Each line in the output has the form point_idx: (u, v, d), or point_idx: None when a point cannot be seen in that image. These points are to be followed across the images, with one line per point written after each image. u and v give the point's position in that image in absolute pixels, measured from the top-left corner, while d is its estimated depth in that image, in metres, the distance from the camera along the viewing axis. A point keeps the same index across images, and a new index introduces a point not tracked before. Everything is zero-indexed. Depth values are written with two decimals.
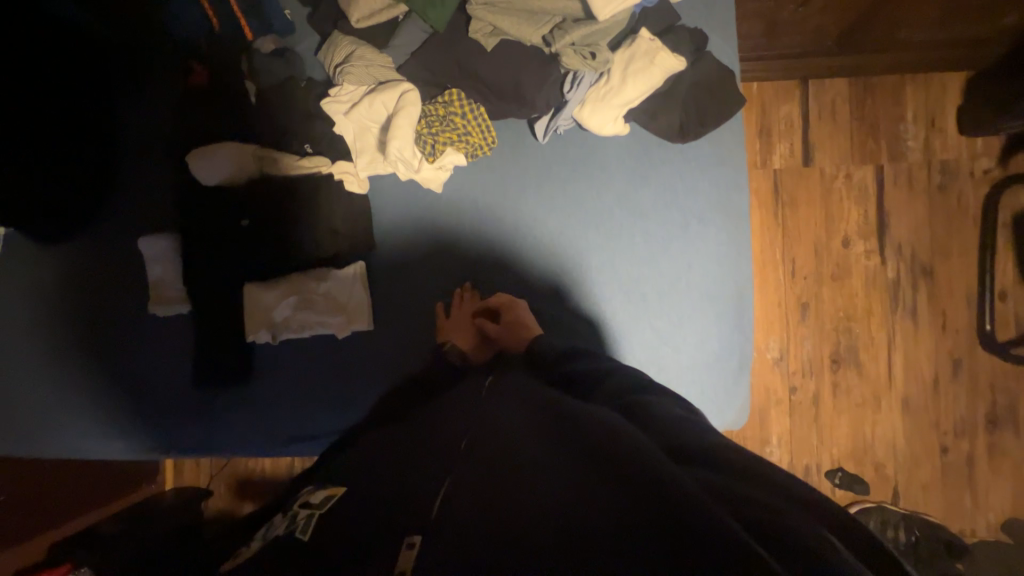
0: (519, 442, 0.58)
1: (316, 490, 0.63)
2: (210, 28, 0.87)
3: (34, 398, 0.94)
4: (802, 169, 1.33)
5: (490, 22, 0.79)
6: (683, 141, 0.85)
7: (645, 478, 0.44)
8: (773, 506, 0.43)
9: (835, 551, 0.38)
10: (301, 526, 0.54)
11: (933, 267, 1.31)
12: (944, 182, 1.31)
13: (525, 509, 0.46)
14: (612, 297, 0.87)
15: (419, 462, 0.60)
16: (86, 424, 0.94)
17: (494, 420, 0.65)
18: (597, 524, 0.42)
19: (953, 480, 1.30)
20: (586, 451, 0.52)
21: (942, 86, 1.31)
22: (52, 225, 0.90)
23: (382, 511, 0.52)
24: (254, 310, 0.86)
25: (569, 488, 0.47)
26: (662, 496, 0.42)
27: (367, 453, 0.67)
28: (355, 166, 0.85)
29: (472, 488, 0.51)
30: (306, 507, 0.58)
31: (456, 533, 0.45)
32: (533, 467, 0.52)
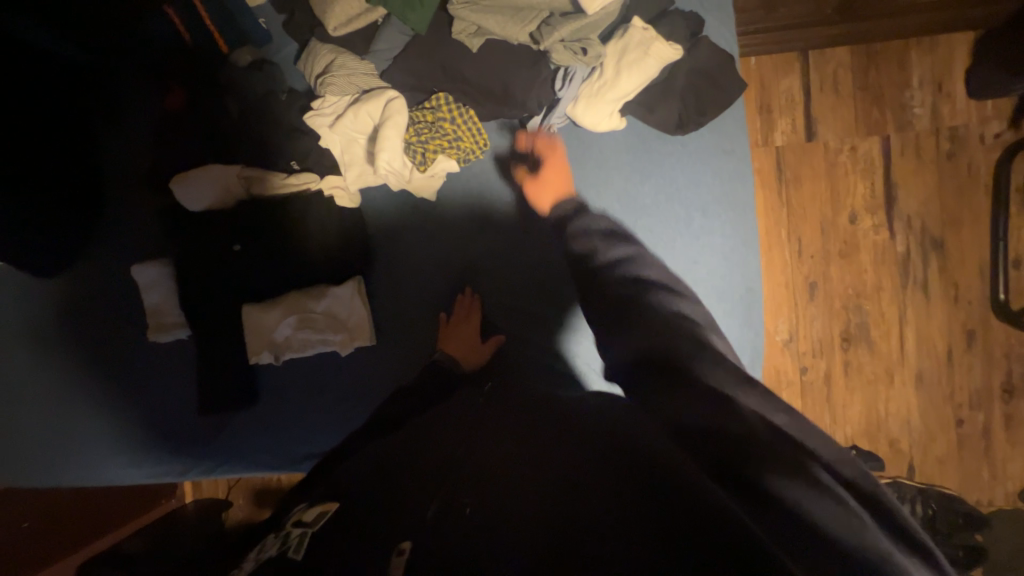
0: (511, 438, 0.57)
1: (308, 507, 0.59)
2: (183, 43, 0.84)
3: (47, 428, 0.95)
4: (806, 144, 1.29)
5: (474, 22, 0.76)
6: (681, 134, 0.82)
7: (643, 476, 0.45)
8: (760, 448, 0.43)
9: (824, 500, 0.40)
10: (294, 545, 0.51)
11: (944, 239, 1.28)
12: (953, 150, 1.27)
13: (519, 507, 0.45)
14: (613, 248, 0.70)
15: (409, 465, 0.58)
16: (100, 450, 0.94)
17: (486, 418, 0.64)
18: (596, 511, 0.42)
19: (969, 452, 1.29)
20: (581, 446, 0.51)
21: (949, 49, 1.25)
22: (38, 261, 0.87)
23: (376, 519, 0.51)
24: (254, 332, 0.84)
25: (563, 475, 0.48)
26: (665, 495, 0.42)
27: (362, 465, 0.64)
28: (344, 179, 0.82)
29: (466, 482, 0.51)
30: (298, 526, 0.55)
31: (453, 539, 0.44)
32: (524, 461, 0.51)
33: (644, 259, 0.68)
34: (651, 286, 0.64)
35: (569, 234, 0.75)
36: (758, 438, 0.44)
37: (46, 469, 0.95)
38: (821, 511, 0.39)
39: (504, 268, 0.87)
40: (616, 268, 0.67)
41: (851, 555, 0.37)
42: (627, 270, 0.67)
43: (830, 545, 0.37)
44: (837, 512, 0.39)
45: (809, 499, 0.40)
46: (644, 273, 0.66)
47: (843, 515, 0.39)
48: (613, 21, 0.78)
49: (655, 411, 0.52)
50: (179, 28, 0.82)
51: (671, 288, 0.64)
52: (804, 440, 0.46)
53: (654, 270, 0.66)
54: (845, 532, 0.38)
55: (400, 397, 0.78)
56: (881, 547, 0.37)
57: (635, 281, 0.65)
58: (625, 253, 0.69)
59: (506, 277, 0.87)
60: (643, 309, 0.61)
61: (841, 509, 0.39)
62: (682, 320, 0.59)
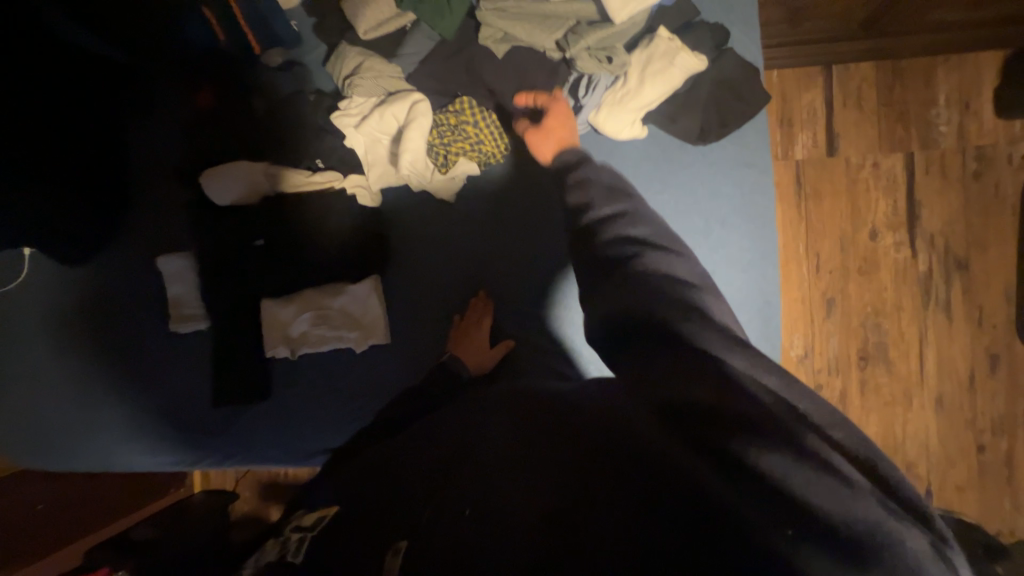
0: (496, 423, 0.57)
1: (306, 512, 0.61)
2: (216, 42, 0.86)
3: (65, 413, 0.97)
4: (827, 159, 1.28)
5: (502, 28, 0.78)
6: (702, 143, 0.82)
7: (626, 460, 0.45)
8: (749, 422, 0.43)
9: (817, 475, 0.40)
10: (292, 550, 0.54)
11: (968, 259, 1.25)
12: (980, 169, 1.24)
13: (508, 498, 0.46)
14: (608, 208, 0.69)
15: (403, 458, 0.59)
16: (115, 437, 0.96)
17: (478, 405, 0.64)
18: (585, 501, 0.44)
19: (989, 480, 1.25)
20: (562, 431, 0.51)
21: (977, 67, 1.23)
22: (68, 249, 0.89)
23: (377, 516, 0.51)
24: (273, 325, 0.86)
25: (558, 462, 0.48)
26: (649, 479, 0.43)
27: (370, 459, 0.64)
28: (367, 179, 0.84)
29: (464, 471, 0.51)
30: (297, 530, 0.57)
31: (455, 530, 0.45)
32: (510, 448, 0.51)
33: (639, 218, 0.67)
34: (643, 242, 0.64)
35: (568, 185, 0.73)
36: (747, 411, 0.44)
37: (64, 453, 0.97)
38: (808, 484, 0.39)
39: (519, 272, 0.88)
40: (610, 228, 0.66)
41: (841, 531, 0.37)
42: (622, 229, 0.66)
43: (816, 516, 0.38)
44: (825, 484, 0.39)
45: (795, 472, 0.40)
46: (636, 231, 0.65)
47: (832, 486, 0.39)
48: (639, 31, 0.79)
49: (644, 383, 0.51)
50: (214, 28, 0.83)
51: (667, 249, 0.64)
52: (795, 405, 0.46)
53: (646, 231, 0.66)
54: (834, 506, 0.38)
55: (405, 399, 0.78)
56: (869, 514, 0.38)
57: (630, 242, 0.64)
58: (622, 211, 0.68)
59: (520, 281, 0.88)
60: (637, 271, 0.61)
61: (834, 480, 0.40)
62: (672, 281, 0.60)
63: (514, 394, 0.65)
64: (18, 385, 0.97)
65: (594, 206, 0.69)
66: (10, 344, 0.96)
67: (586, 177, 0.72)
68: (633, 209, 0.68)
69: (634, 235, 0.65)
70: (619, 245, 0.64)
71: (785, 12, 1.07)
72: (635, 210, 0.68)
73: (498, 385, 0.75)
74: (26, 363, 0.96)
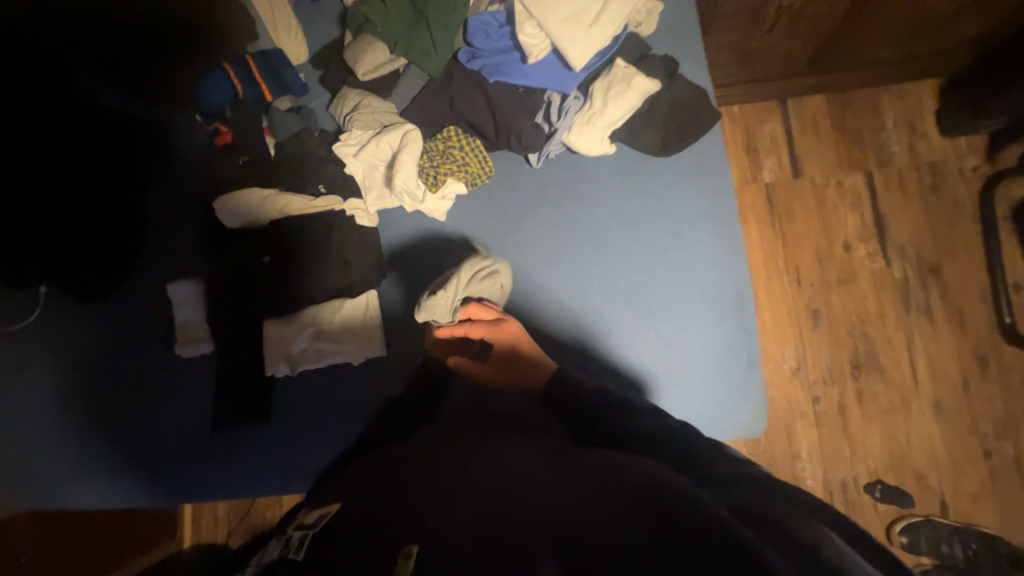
0: (518, 464, 0.55)
1: (310, 512, 0.63)
2: (235, 95, 0.89)
3: (50, 454, 0.94)
4: (793, 181, 1.38)
5: (393, 149, 0.80)
6: (665, 155, 0.79)
7: (663, 513, 0.43)
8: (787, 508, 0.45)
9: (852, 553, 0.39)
10: (296, 547, 0.54)
11: (940, 266, 1.31)
12: (936, 183, 1.34)
13: (524, 529, 0.44)
14: (634, 348, 0.76)
15: (403, 488, 0.56)
16: (102, 475, 0.93)
17: (487, 444, 0.63)
18: (611, 542, 0.41)
19: (1003, 488, 1.22)
20: (596, 483, 0.49)
21: (916, 95, 1.37)
22: (79, 285, 0.94)
23: (372, 530, 0.50)
24: (274, 343, 0.87)
25: (569, 495, 0.48)
26: (685, 529, 0.40)
27: (367, 480, 0.63)
28: (365, 202, 0.85)
29: (466, 494, 0.51)
30: (300, 528, 0.58)
31: (454, 544, 0.44)
32: (536, 486, 0.50)
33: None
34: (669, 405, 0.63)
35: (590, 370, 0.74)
36: (782, 502, 0.46)
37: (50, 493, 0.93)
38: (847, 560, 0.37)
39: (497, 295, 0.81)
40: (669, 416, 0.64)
41: None
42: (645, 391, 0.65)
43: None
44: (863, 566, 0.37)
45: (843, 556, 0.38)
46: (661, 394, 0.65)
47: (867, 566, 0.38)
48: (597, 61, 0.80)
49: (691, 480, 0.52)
50: (235, 82, 0.88)
51: None
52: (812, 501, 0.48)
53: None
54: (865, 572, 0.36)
55: (393, 419, 0.79)
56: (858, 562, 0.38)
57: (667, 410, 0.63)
58: None
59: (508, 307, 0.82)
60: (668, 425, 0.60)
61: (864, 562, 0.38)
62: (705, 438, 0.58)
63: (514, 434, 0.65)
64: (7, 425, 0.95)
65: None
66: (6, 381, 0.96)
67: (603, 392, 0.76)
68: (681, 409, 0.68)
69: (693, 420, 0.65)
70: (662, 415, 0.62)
71: (736, 56, 1.22)
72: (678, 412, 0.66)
73: (484, 418, 0.72)
74: (19, 401, 0.95)
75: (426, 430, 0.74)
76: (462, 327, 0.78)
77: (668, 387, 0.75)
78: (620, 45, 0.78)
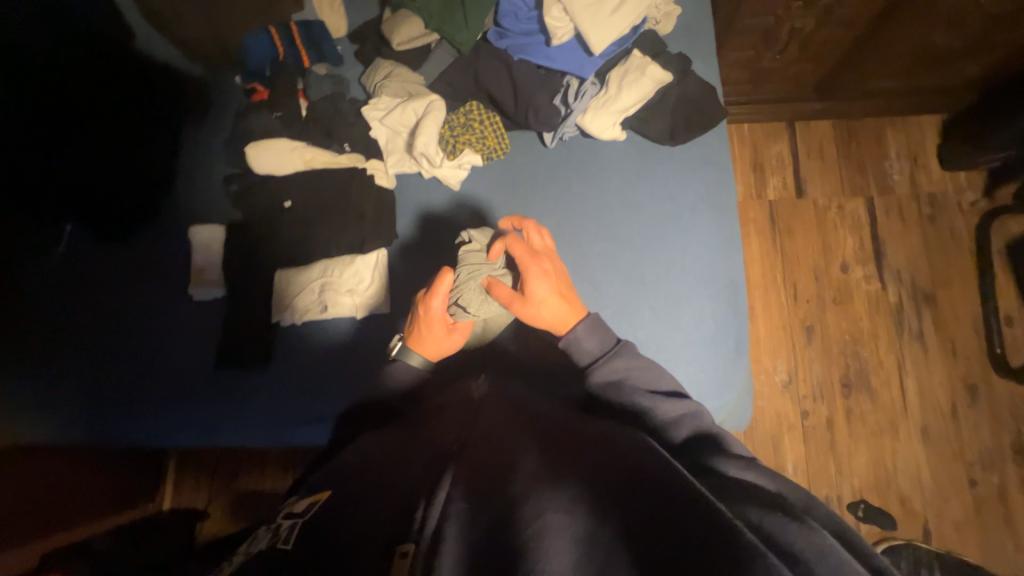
0: (509, 445, 0.57)
1: (299, 501, 0.65)
2: (276, 56, 0.94)
3: (44, 388, 0.95)
4: (796, 200, 1.42)
5: (417, 114, 0.85)
6: (673, 143, 0.84)
7: (650, 499, 0.44)
8: (766, 499, 0.48)
9: (821, 534, 0.41)
10: (284, 536, 0.55)
11: (934, 294, 1.34)
12: (934, 214, 1.38)
13: (513, 500, 0.46)
14: (629, 325, 0.79)
15: (401, 477, 0.59)
16: (95, 413, 0.95)
17: (483, 420, 0.65)
18: (595, 520, 0.42)
19: (986, 518, 1.22)
20: (583, 465, 0.50)
21: (919, 129, 1.42)
22: (107, 224, 1.00)
23: (377, 515, 0.53)
24: (284, 292, 0.91)
25: (568, 481, 0.47)
26: (668, 519, 0.41)
27: (370, 456, 0.67)
28: (385, 164, 0.89)
29: (464, 485, 0.51)
30: (289, 516, 0.60)
31: (452, 552, 0.43)
32: (524, 464, 0.51)
33: (694, 419, 0.66)
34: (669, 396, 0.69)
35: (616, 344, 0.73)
36: (762, 494, 0.49)
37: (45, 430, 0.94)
38: (814, 543, 0.40)
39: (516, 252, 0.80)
40: (683, 427, 0.65)
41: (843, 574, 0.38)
42: (648, 383, 0.70)
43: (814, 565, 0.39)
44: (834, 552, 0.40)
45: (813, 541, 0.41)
46: (663, 384, 0.71)
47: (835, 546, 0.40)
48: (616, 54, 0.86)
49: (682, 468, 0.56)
50: (277, 44, 0.93)
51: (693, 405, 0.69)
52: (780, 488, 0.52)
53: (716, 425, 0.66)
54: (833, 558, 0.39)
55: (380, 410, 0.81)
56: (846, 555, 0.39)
57: (670, 398, 0.68)
58: (638, 363, 0.72)
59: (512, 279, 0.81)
60: (665, 416, 0.66)
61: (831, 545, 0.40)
62: (705, 436, 0.64)
63: (503, 420, 0.64)
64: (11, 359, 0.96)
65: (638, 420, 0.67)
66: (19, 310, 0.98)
67: (618, 376, 0.71)
68: (695, 410, 0.67)
69: (702, 433, 0.64)
70: (666, 402, 0.67)
71: (749, 74, 1.28)
72: (685, 411, 0.66)
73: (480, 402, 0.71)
74: (27, 337, 0.97)
75: (423, 406, 0.78)
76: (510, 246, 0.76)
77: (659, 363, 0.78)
78: (637, 36, 0.84)
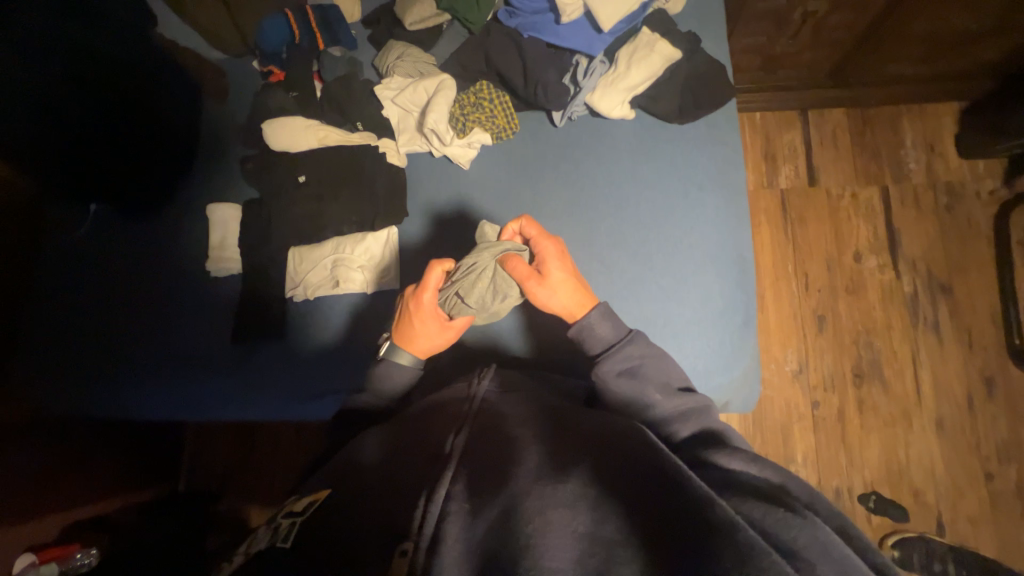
0: (512, 441, 0.59)
1: (299, 499, 0.66)
2: (292, 38, 0.96)
3: (70, 360, 1.00)
4: (808, 189, 1.41)
5: (428, 94, 0.87)
6: (682, 121, 0.84)
7: (658, 505, 0.48)
8: (763, 491, 0.52)
9: (823, 529, 0.45)
10: (284, 534, 0.58)
11: (951, 284, 1.32)
12: (951, 203, 1.35)
13: (524, 501, 0.50)
14: (635, 300, 0.80)
15: (402, 466, 0.62)
16: (117, 385, 0.98)
17: (484, 411, 0.67)
18: (607, 523, 0.48)
19: (1002, 512, 1.20)
20: (588, 462, 0.54)
21: (936, 116, 1.40)
22: (129, 201, 1.03)
23: (379, 505, 0.57)
24: (296, 269, 0.93)
25: (575, 480, 0.52)
26: (676, 519, 0.46)
27: (367, 455, 0.68)
28: (396, 143, 0.91)
29: (472, 483, 0.54)
30: (289, 516, 0.61)
31: (453, 552, 0.48)
32: (527, 465, 0.55)
33: (702, 413, 0.68)
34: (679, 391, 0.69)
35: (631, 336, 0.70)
36: (760, 486, 0.53)
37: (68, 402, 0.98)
38: (818, 543, 0.44)
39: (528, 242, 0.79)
40: (689, 423, 0.66)
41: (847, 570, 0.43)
42: (657, 373, 0.70)
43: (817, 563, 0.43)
44: (838, 551, 0.44)
45: (821, 542, 0.44)
46: (674, 376, 0.71)
47: (834, 542, 0.45)
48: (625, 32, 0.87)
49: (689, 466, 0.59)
50: (293, 28, 0.94)
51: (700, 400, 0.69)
52: (777, 479, 0.55)
53: (719, 421, 0.67)
54: (835, 556, 0.44)
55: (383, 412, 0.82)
56: (842, 551, 0.44)
57: (681, 392, 0.68)
58: (651, 352, 0.70)
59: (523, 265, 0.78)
60: (674, 410, 0.67)
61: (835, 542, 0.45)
62: (710, 430, 0.66)
63: (491, 418, 0.65)
64: (38, 332, 1.00)
65: (650, 408, 0.67)
66: (41, 287, 1.02)
67: (631, 364, 0.69)
68: (703, 406, 0.68)
69: (705, 430, 0.65)
70: (677, 397, 0.68)
71: (761, 60, 1.27)
72: (695, 404, 0.68)
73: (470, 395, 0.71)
74: (54, 311, 1.01)
75: (424, 399, 0.79)
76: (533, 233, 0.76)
77: (664, 338, 0.79)
78: (647, 14, 0.84)
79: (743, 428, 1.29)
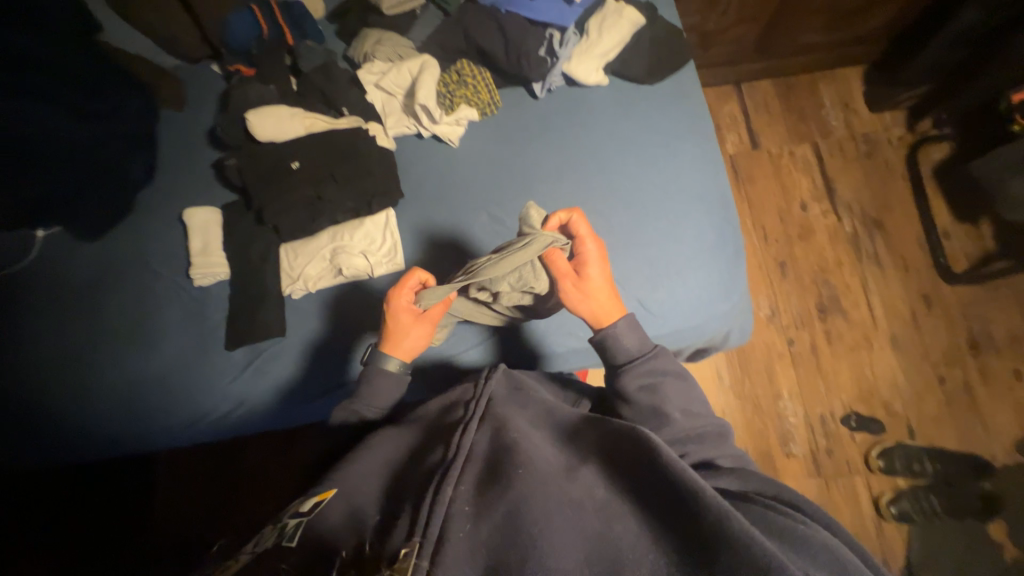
0: (520, 440, 0.54)
1: (303, 499, 0.56)
2: (260, 34, 0.94)
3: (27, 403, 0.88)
4: (752, 151, 1.56)
5: (411, 75, 0.90)
6: (651, 82, 0.92)
7: (669, 503, 0.45)
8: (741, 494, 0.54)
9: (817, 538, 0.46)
10: (290, 533, 0.49)
11: (882, 218, 1.50)
12: (870, 150, 1.55)
13: (535, 508, 0.45)
14: (638, 245, 0.85)
15: (404, 474, 0.56)
16: (83, 418, 0.88)
17: (500, 405, 0.61)
18: (619, 533, 0.44)
19: (957, 409, 1.36)
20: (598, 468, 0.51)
21: (846, 78, 1.60)
22: (89, 222, 0.94)
23: (388, 508, 0.51)
24: (292, 263, 0.90)
25: (586, 491, 0.48)
26: (692, 525, 0.43)
27: (371, 462, 0.61)
28: (384, 126, 0.92)
29: (480, 490, 0.48)
30: (295, 515, 0.52)
31: (458, 553, 0.42)
32: (539, 471, 0.49)
33: (717, 440, 0.66)
34: (694, 417, 0.67)
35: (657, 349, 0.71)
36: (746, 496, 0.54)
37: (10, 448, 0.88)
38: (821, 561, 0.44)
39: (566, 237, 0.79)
40: (702, 443, 0.65)
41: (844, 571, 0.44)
42: (673, 391, 0.68)
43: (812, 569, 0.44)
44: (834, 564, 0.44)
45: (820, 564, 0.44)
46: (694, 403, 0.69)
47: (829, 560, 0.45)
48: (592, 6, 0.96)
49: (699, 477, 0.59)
50: (259, 19, 0.92)
51: (715, 430, 0.67)
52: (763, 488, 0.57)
53: (730, 453, 0.66)
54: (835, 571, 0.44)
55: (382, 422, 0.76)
56: (842, 554, 0.45)
57: (695, 416, 0.67)
58: (671, 372, 0.70)
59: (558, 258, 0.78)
60: (688, 432, 0.65)
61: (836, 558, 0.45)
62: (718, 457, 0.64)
63: (498, 415, 0.59)
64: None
65: (668, 422, 0.65)
66: None
67: (651, 379, 0.69)
68: (715, 434, 0.66)
69: (711, 458, 0.64)
70: (692, 419, 0.67)
71: (698, 39, 1.41)
72: (711, 428, 0.67)
73: (473, 397, 0.63)
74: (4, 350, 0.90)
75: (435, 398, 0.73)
76: (580, 236, 0.78)
77: (666, 280, 0.84)
78: None
79: (732, 373, 1.39)
